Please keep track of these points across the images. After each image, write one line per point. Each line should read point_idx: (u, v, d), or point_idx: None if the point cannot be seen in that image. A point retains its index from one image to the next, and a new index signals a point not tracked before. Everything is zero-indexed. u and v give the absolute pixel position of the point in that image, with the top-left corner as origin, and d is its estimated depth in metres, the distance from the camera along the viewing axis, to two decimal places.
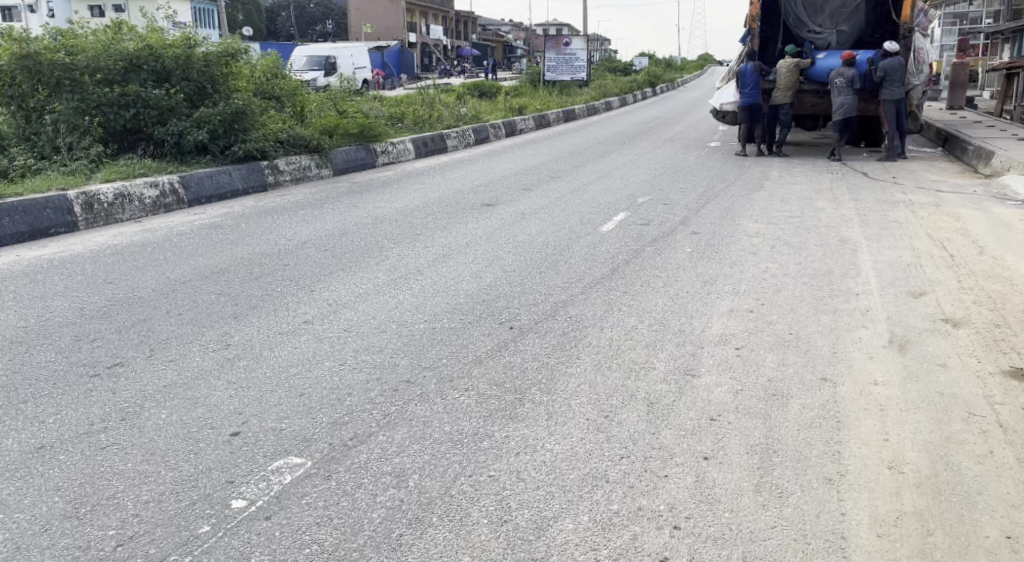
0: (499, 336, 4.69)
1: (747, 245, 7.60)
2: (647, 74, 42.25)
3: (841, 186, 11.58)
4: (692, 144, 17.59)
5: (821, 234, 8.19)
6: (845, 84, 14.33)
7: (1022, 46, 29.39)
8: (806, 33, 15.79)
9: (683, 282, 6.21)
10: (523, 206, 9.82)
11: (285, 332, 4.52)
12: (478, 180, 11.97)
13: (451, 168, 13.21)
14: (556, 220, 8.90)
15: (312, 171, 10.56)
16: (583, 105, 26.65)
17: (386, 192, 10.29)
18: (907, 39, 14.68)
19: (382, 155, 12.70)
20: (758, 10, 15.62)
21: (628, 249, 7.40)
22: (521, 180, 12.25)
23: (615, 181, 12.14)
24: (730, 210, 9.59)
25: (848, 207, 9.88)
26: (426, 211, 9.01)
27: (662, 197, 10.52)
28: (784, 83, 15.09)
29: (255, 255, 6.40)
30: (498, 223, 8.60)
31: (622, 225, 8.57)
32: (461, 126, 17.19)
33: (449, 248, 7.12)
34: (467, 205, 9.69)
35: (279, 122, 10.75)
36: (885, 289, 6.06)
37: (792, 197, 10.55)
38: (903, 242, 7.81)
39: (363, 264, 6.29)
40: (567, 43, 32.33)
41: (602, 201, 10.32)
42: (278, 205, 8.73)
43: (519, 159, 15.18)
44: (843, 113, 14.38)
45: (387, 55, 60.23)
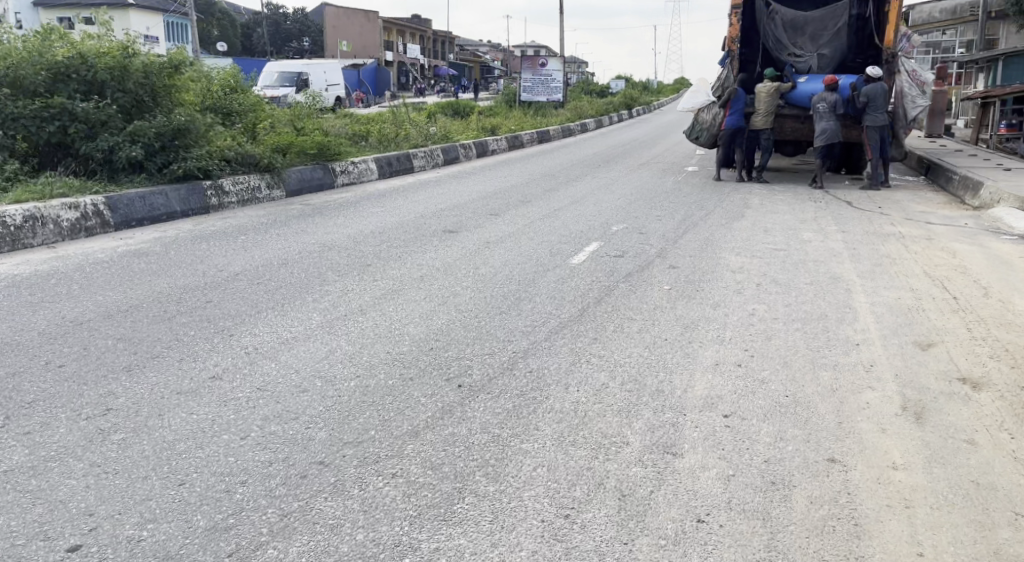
0: (443, 398, 3.94)
1: (731, 282, 6.92)
2: (622, 96, 41.82)
3: (826, 216, 10.96)
4: (669, 168, 16.98)
5: (810, 270, 7.54)
6: (828, 109, 13.75)
7: (996, 76, 29.30)
8: (787, 56, 15.19)
9: (660, 326, 5.50)
10: (490, 233, 9.11)
11: (183, 391, 3.74)
12: (443, 204, 11.27)
13: (415, 190, 12.49)
14: (523, 250, 8.19)
15: (262, 193, 9.91)
16: (558, 127, 26.08)
17: (342, 216, 9.55)
18: (891, 64, 14.16)
19: (343, 175, 12.04)
20: (738, 32, 15.07)
21: (599, 286, 6.69)
22: (489, 204, 11.54)
23: (588, 207, 11.47)
24: (710, 241, 8.93)
25: (835, 239, 9.25)
26: (382, 239, 8.29)
27: (637, 226, 9.84)
28: (764, 107, 14.46)
29: (176, 288, 5.62)
30: (460, 253, 7.88)
31: (594, 257, 7.87)
32: (429, 145, 16.47)
33: (400, 282, 6.38)
34: (428, 231, 8.97)
35: (228, 139, 10.00)
36: (886, 339, 5.41)
37: (775, 227, 9.91)
38: (898, 280, 7.20)
39: (298, 302, 5.53)
40: (544, 64, 31.79)
41: (573, 228, 9.62)
42: (218, 229, 7.95)
43: (489, 181, 14.49)
44: (826, 139, 13.78)
45: (363, 73, 59.55)
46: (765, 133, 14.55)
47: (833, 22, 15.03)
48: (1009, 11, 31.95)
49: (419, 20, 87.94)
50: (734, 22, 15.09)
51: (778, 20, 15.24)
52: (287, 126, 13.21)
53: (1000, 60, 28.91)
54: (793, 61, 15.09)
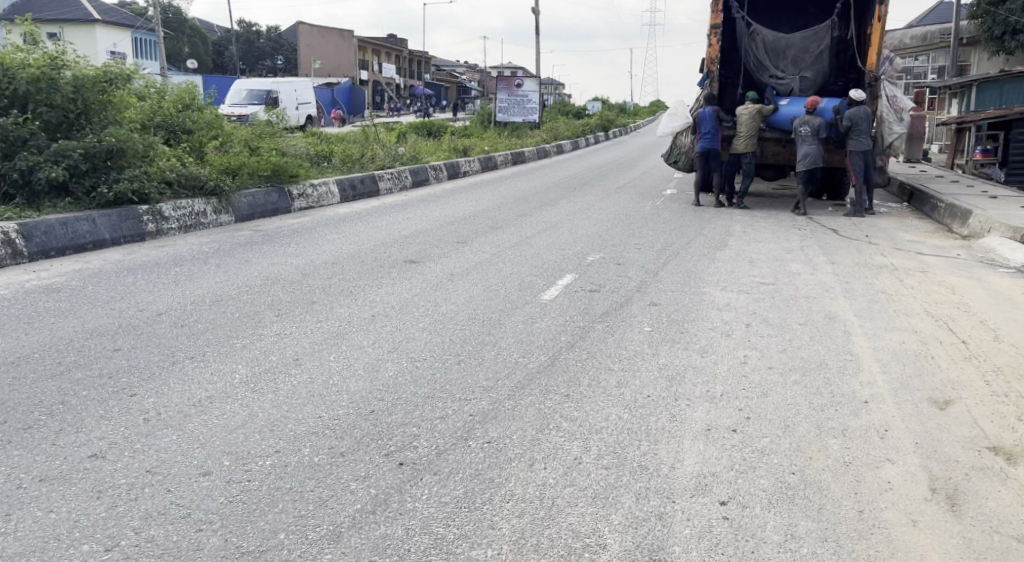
0: (383, 481, 3.24)
1: (718, 323, 6.25)
2: (598, 118, 41.46)
3: (812, 244, 10.34)
4: (647, 193, 16.35)
5: (801, 308, 6.88)
6: (811, 132, 13.21)
7: (970, 101, 29.14)
8: (768, 78, 14.63)
9: (641, 378, 4.82)
10: (455, 263, 8.41)
11: (47, 478, 3.12)
12: (406, 230, 10.58)
13: (377, 215, 11.80)
14: (489, 283, 7.51)
15: (208, 218, 9.40)
16: (534, 148, 25.47)
17: (292, 246, 8.81)
18: (875, 87, 13.62)
19: (299, 198, 11.59)
20: (718, 52, 14.51)
21: (571, 328, 6.01)
22: (455, 230, 10.83)
23: (562, 233, 10.81)
24: (692, 273, 8.28)
25: (825, 271, 8.61)
26: (335, 271, 7.57)
27: (614, 256, 9.19)
28: (746, 130, 13.90)
29: (83, 331, 4.91)
30: (420, 286, 7.18)
31: (567, 293, 7.19)
32: (398, 167, 15.74)
33: (347, 325, 5.68)
34: (386, 262, 8.24)
35: (172, 159, 9.39)
36: (897, 395, 4.71)
37: (760, 257, 9.29)
38: (898, 320, 6.53)
39: (225, 351, 4.82)
40: (520, 84, 31.22)
41: (546, 258, 8.95)
42: (150, 259, 7.31)
43: (458, 204, 13.85)
44: (808, 163, 13.24)
45: (337, 92, 58.84)
46: (746, 156, 13.99)
47: (815, 45, 14.42)
48: (981, 36, 31.83)
49: (395, 39, 87.47)
50: (713, 42, 14.53)
51: (759, 40, 14.63)
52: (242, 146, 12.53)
53: (975, 85, 28.69)
54: (775, 83, 14.52)
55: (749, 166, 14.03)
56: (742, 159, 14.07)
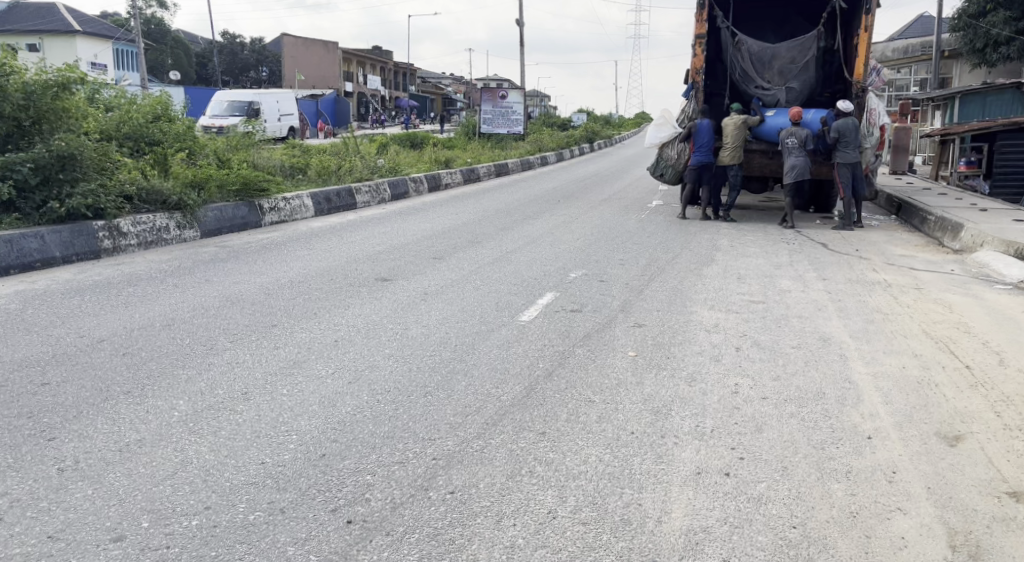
0: (325, 547, 2.93)
1: (706, 347, 5.84)
2: (583, 129, 41.17)
3: (802, 259, 9.94)
4: (632, 205, 15.96)
5: (792, 328, 6.49)
6: (798, 143, 12.88)
7: (954, 113, 28.99)
8: (754, 89, 14.23)
9: (624, 411, 4.41)
10: (430, 280, 8.00)
11: None
12: (380, 245, 10.16)
13: (351, 230, 11.36)
14: (465, 302, 7.09)
15: (171, 233, 9.04)
16: (518, 160, 25.10)
17: (257, 264, 8.38)
18: (863, 98, 13.27)
19: (270, 212, 11.20)
20: (703, 63, 14.18)
21: (549, 353, 5.60)
22: (431, 245, 10.41)
23: (544, 248, 10.41)
24: (678, 292, 7.88)
25: (815, 288, 8.21)
26: (300, 291, 7.16)
27: (597, 272, 8.80)
28: (732, 141, 13.57)
29: (12, 363, 4.52)
30: (391, 306, 6.76)
31: (547, 313, 6.78)
32: (376, 179, 15.28)
33: (308, 351, 5.26)
34: (357, 279, 7.82)
35: (133, 172, 9.05)
36: (901, 429, 4.30)
37: (748, 274, 8.90)
38: (893, 340, 6.14)
39: (168, 382, 4.43)
40: (504, 95, 30.85)
41: (525, 274, 8.54)
42: (102, 278, 6.94)
43: (437, 218, 13.44)
44: (795, 175, 12.88)
45: (320, 103, 58.40)
46: (733, 168, 13.65)
47: (801, 55, 14.00)
48: (963, 48, 31.69)
49: (380, 51, 87.13)
50: (698, 52, 14.19)
51: (744, 51, 14.21)
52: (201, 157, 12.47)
53: (957, 97, 28.51)
54: (760, 94, 14.11)
55: (736, 177, 13.69)
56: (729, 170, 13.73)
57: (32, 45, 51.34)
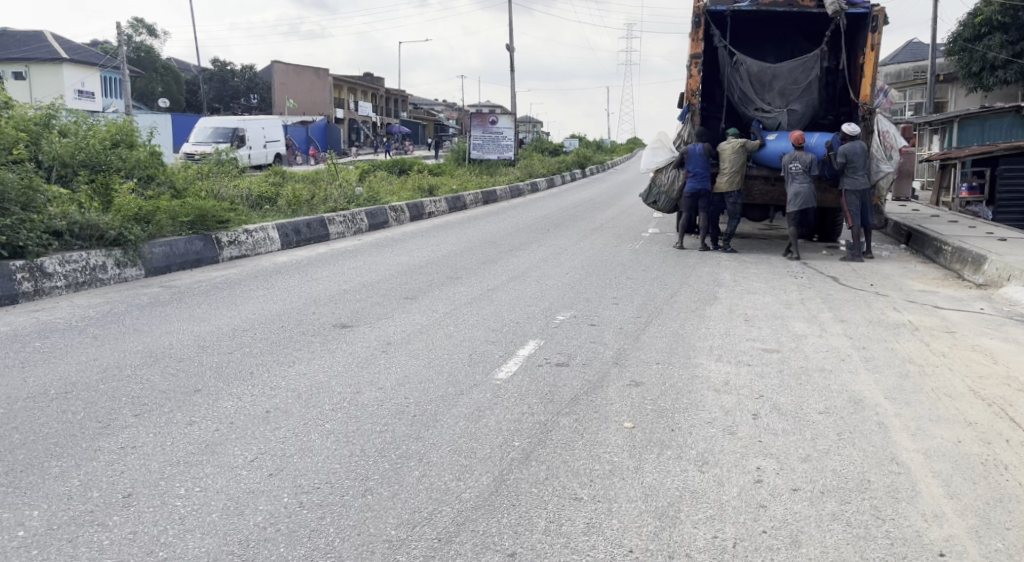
0: None
1: (715, 415, 4.85)
2: (575, 155, 40.36)
3: (812, 297, 8.96)
4: (626, 235, 15.00)
5: (815, 385, 5.50)
6: (803, 169, 11.96)
7: (950, 138, 28.24)
8: (753, 112, 13.33)
9: (619, 517, 3.45)
10: (397, 326, 7.02)
11: None
12: (347, 282, 9.18)
13: (318, 265, 10.36)
14: (433, 353, 6.10)
15: (108, 272, 8.18)
16: (507, 187, 24.19)
17: (200, 310, 7.40)
18: (870, 122, 12.42)
19: (229, 246, 10.27)
20: (699, 85, 13.29)
21: (528, 424, 4.60)
22: (404, 281, 9.41)
23: (531, 285, 9.44)
24: (679, 338, 6.88)
25: (833, 331, 7.22)
26: (242, 343, 6.19)
27: (587, 314, 7.81)
28: (730, 165, 12.65)
29: None
30: (346, 361, 5.78)
31: (527, 368, 5.79)
32: (352, 208, 14.31)
33: (227, 431, 4.25)
34: (312, 328, 6.80)
35: (64, 206, 8.30)
36: (981, 542, 3.31)
37: (756, 315, 7.91)
38: (938, 401, 5.13)
39: (25, 479, 3.55)
40: (494, 121, 30.06)
41: (506, 316, 7.56)
42: (7, 333, 6.02)
43: (415, 249, 12.46)
44: (800, 203, 11.97)
45: (311, 131, 57.77)
46: (730, 195, 12.73)
47: (803, 75, 13.14)
48: (959, 73, 31.01)
49: (371, 77, 86.60)
50: (694, 73, 13.31)
51: (742, 71, 13.30)
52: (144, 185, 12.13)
53: (954, 122, 27.74)
54: (760, 116, 13.21)
55: (734, 205, 12.76)
56: (727, 198, 12.79)
57: (20, 74, 50.65)
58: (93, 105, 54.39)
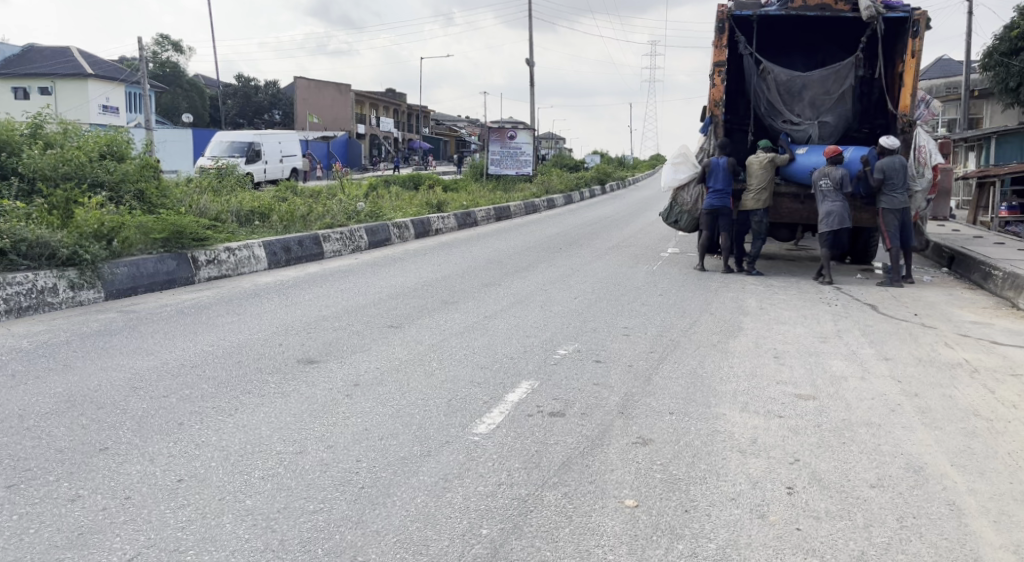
0: None
1: (740, 490, 3.90)
2: (596, 171, 39.44)
3: (850, 328, 7.95)
4: (643, 255, 14.03)
5: (861, 445, 4.52)
6: (834, 186, 10.99)
7: (988, 155, 27.03)
8: (781, 124, 12.32)
9: None
10: (373, 361, 6.10)
11: None
12: (330, 307, 8.28)
13: (305, 287, 9.50)
14: (405, 398, 5.17)
15: (61, 294, 7.38)
16: (523, 203, 23.28)
17: (155, 339, 6.52)
18: (910, 135, 11.30)
19: (207, 266, 9.40)
20: (722, 94, 12.33)
21: (504, 502, 3.68)
22: (393, 305, 8.51)
23: (534, 312, 8.49)
24: (699, 379, 5.92)
25: (877, 372, 6.23)
26: (186, 385, 5.29)
27: (593, 348, 6.85)
28: (758, 182, 11.72)
29: None
30: (300, 409, 4.88)
31: (515, 420, 4.84)
32: (352, 224, 13.45)
33: (115, 511, 3.40)
34: (275, 364, 5.90)
35: (13, 222, 7.51)
36: None
37: (788, 352, 6.92)
38: (1020, 472, 4.16)
39: None
40: (513, 136, 29.14)
41: (500, 350, 6.63)
42: None
43: (414, 269, 11.55)
44: (832, 223, 10.99)
45: (332, 146, 57.31)
46: (757, 214, 11.79)
47: (835, 84, 12.16)
48: (995, 88, 29.81)
49: (392, 92, 86.15)
50: (717, 82, 12.35)
51: (770, 80, 12.34)
52: (132, 202, 11.32)
53: (992, 138, 26.52)
54: (789, 129, 12.20)
55: (760, 224, 11.80)
56: (753, 217, 11.85)
57: (45, 89, 50.56)
58: (116, 121, 54.21)
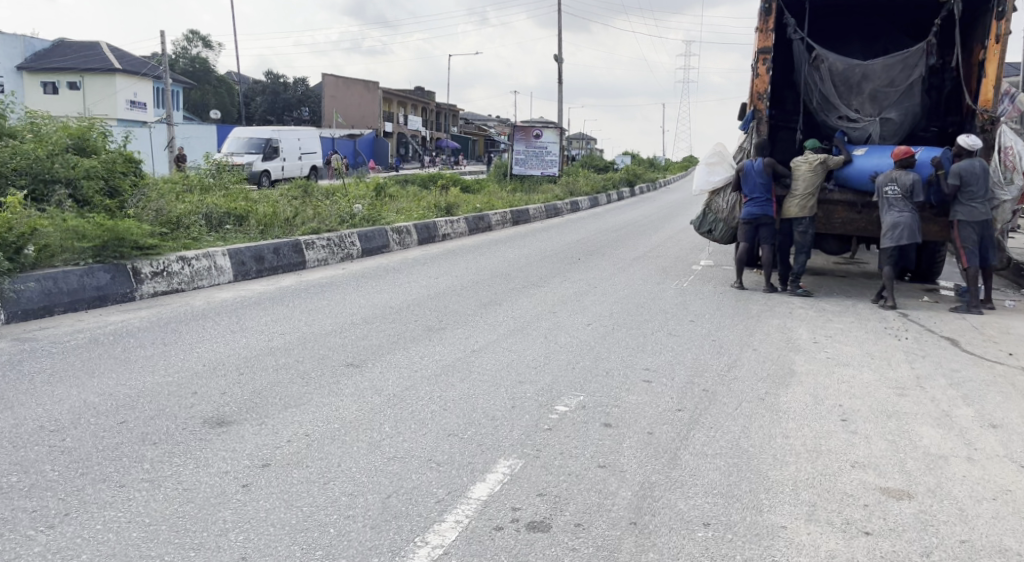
0: None
1: None
2: (625, 173, 37.79)
3: (931, 378, 6.37)
4: (672, 268, 12.40)
5: None
6: (902, 194, 9.40)
7: None
8: (836, 121, 10.71)
9: None
10: (305, 422, 4.57)
11: None
12: (285, 336, 6.75)
13: (271, 305, 8.02)
14: (325, 493, 3.64)
15: None
16: (543, 207, 21.69)
17: (31, 382, 4.98)
18: (993, 134, 9.74)
19: (153, 279, 7.85)
20: (767, 85, 10.67)
21: None
22: (364, 333, 6.98)
23: (535, 346, 6.91)
24: (745, 462, 4.36)
25: (989, 452, 4.68)
26: (20, 465, 3.72)
27: (602, 403, 5.30)
28: (804, 187, 10.05)
29: None
30: (161, 515, 3.36)
31: (480, 538, 3.39)
32: (345, 229, 11.98)
33: None
34: (169, 427, 4.35)
35: None
36: None
37: (858, 413, 5.37)
38: None
39: None
40: (538, 135, 27.52)
41: (481, 406, 5.10)
42: None
43: (409, 283, 10.06)
44: (897, 237, 9.41)
45: (359, 144, 56.06)
46: (802, 223, 10.11)
47: (900, 74, 10.48)
48: None
49: (421, 91, 84.91)
50: (761, 71, 10.71)
51: (824, 70, 10.68)
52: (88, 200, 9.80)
53: None
54: (845, 126, 10.59)
55: (804, 236, 10.11)
56: (796, 226, 10.16)
57: (72, 84, 49.66)
58: (143, 117, 53.23)
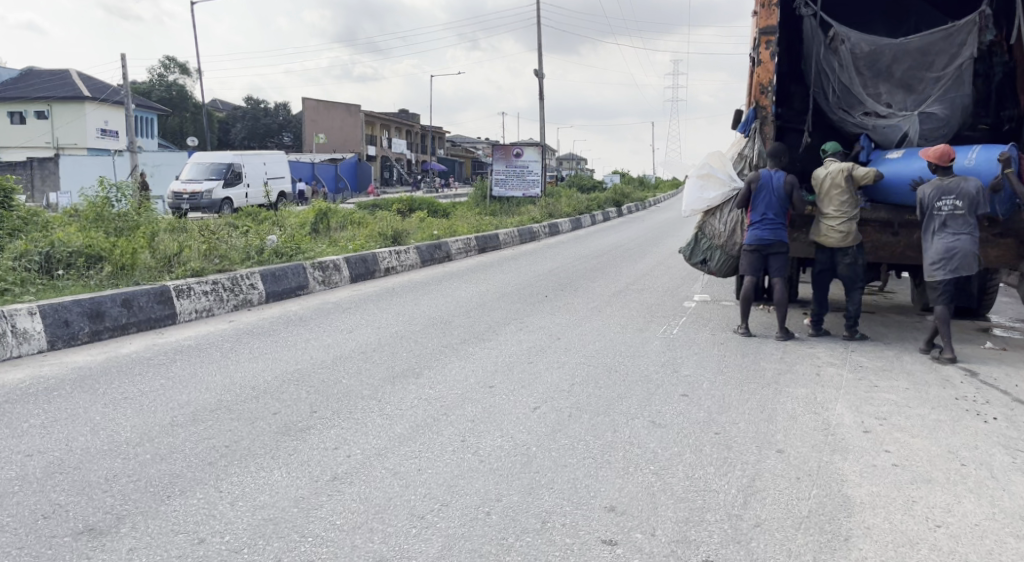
0: None
1: None
2: (614, 194, 35.43)
3: None
4: (657, 305, 9.90)
5: None
6: (962, 210, 6.89)
7: None
8: (861, 118, 8.19)
9: None
10: None
11: None
12: (41, 456, 4.23)
13: (77, 393, 5.50)
14: None
15: None
16: (518, 232, 19.19)
17: None
18: None
19: None
20: (772, 75, 8.18)
21: None
22: (177, 448, 4.45)
23: (441, 464, 4.37)
24: None
25: None
26: None
27: None
28: (836, 209, 7.61)
29: None
30: None
31: None
32: (247, 268, 9.54)
33: None
34: None
35: None
36: None
37: None
38: None
39: None
40: (519, 153, 25.04)
41: None
42: None
43: (314, 342, 7.55)
44: (954, 268, 6.95)
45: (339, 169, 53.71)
46: (846, 254, 7.65)
47: (942, 54, 8.05)
48: None
49: (404, 113, 82.66)
50: (765, 56, 8.20)
51: (844, 53, 8.28)
52: None
53: None
54: (873, 126, 8.05)
55: (852, 266, 7.66)
56: (840, 258, 7.68)
57: (40, 113, 47.15)
58: (115, 144, 50.70)
